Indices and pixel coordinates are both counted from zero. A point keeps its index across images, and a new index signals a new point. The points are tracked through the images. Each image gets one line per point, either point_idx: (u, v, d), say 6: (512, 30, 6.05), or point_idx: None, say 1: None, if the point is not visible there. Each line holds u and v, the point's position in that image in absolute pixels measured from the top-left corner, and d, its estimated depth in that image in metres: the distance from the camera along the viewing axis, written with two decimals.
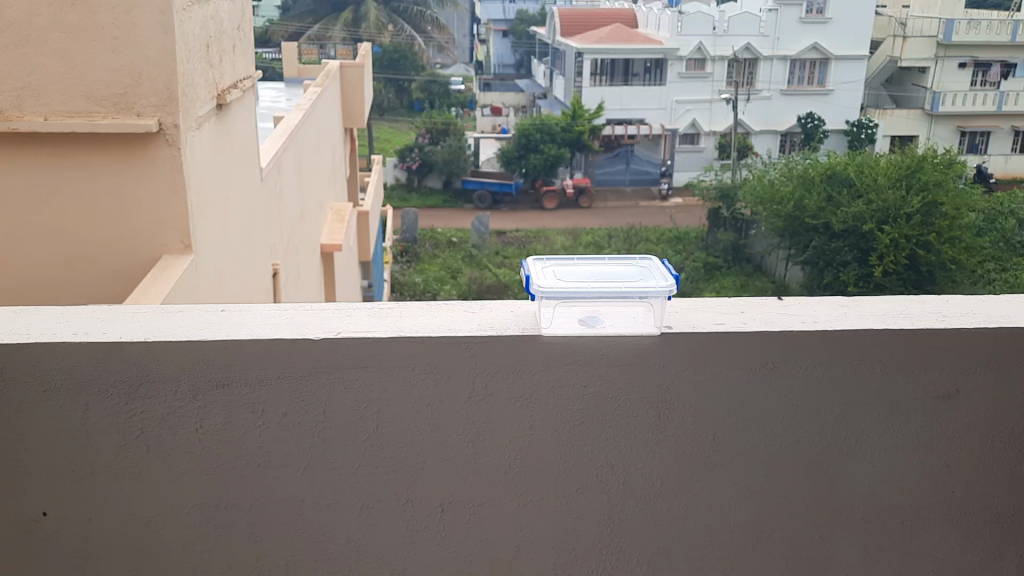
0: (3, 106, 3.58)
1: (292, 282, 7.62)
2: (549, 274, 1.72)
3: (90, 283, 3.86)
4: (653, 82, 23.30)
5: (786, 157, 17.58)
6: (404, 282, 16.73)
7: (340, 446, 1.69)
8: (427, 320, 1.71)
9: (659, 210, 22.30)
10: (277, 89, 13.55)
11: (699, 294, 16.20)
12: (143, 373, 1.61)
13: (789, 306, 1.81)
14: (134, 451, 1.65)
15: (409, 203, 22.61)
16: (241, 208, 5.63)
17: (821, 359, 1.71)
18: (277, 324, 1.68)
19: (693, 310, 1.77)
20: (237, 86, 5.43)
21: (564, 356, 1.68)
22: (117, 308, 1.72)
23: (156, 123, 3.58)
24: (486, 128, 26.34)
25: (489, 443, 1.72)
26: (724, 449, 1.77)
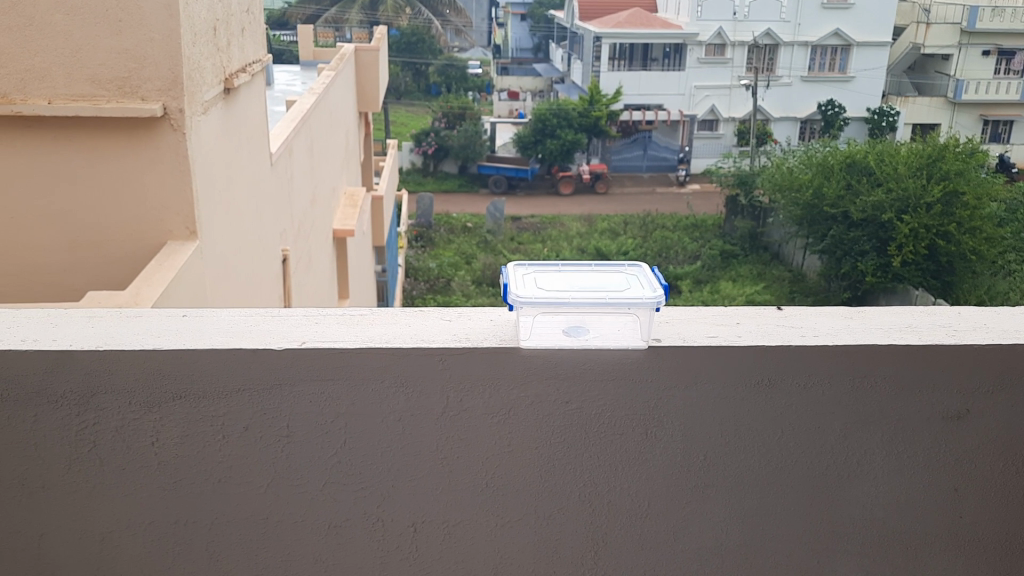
0: (5, 88, 3.45)
1: (301, 268, 7.54)
2: (527, 281, 1.60)
3: (95, 269, 3.75)
4: (672, 67, 23.02)
5: (806, 145, 17.28)
6: (419, 267, 16.64)
7: (303, 460, 1.59)
8: (400, 329, 1.60)
9: (676, 197, 22.15)
10: (291, 72, 13.48)
11: (715, 281, 15.99)
12: (95, 383, 1.51)
13: (790, 316, 1.69)
14: (86, 465, 1.56)
15: (424, 187, 22.51)
16: (248, 195, 5.54)
17: (822, 375, 1.59)
18: (238, 331, 1.58)
19: (684, 321, 1.65)
20: (245, 70, 5.32)
21: (545, 370, 1.56)
22: (77, 312, 1.63)
23: (161, 107, 3.44)
24: (503, 112, 26.24)
25: (464, 459, 1.62)
26: (717, 470, 1.65)
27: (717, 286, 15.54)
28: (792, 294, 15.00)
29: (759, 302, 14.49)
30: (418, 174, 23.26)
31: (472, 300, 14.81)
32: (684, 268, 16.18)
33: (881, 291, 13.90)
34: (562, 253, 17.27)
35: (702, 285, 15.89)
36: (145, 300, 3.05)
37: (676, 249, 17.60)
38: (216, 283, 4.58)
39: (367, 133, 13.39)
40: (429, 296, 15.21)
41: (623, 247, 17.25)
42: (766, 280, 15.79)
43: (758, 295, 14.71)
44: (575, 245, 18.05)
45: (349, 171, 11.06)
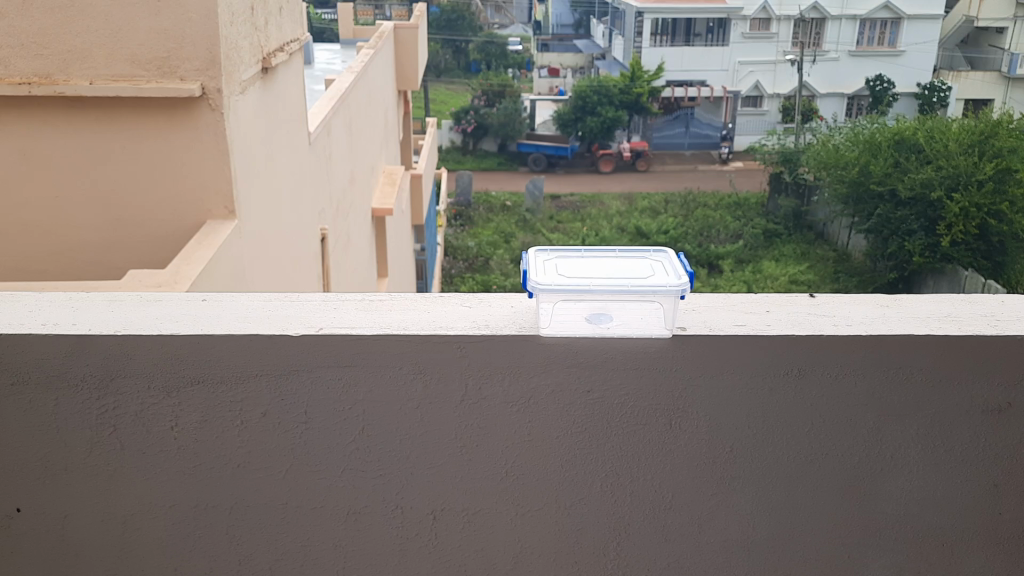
0: (49, 69, 3.48)
1: (340, 247, 7.57)
2: (548, 267, 1.56)
3: (136, 248, 3.76)
4: (715, 42, 22.60)
5: (853, 121, 16.86)
6: (458, 245, 16.66)
7: (321, 447, 1.58)
8: (420, 316, 1.57)
9: (719, 175, 21.86)
10: (332, 50, 13.51)
11: (758, 261, 15.75)
12: (114, 367, 1.51)
13: (823, 304, 1.62)
14: (107, 448, 1.56)
15: (464, 165, 22.49)
16: (288, 175, 5.56)
17: (855, 367, 1.53)
18: (256, 317, 1.56)
19: (712, 309, 1.60)
20: (283, 49, 5.33)
21: (565, 358, 1.52)
22: (102, 295, 1.63)
23: (199, 88, 3.43)
24: (543, 90, 26.07)
25: (482, 449, 1.59)
26: (743, 462, 1.60)
27: (759, 265, 15.32)
28: (836, 274, 14.71)
29: (802, 282, 14.25)
30: (458, 152, 23.24)
31: (512, 279, 14.80)
32: (726, 247, 15.94)
33: (929, 272, 13.54)
34: (602, 232, 17.16)
35: (744, 265, 15.67)
36: (184, 281, 3.06)
37: (718, 228, 17.37)
38: (254, 262, 4.61)
39: (407, 111, 13.36)
40: (468, 275, 15.23)
41: (663, 225, 17.08)
42: (809, 260, 15.51)
43: (801, 275, 14.46)
44: (615, 224, 17.92)
45: (388, 149, 11.06)
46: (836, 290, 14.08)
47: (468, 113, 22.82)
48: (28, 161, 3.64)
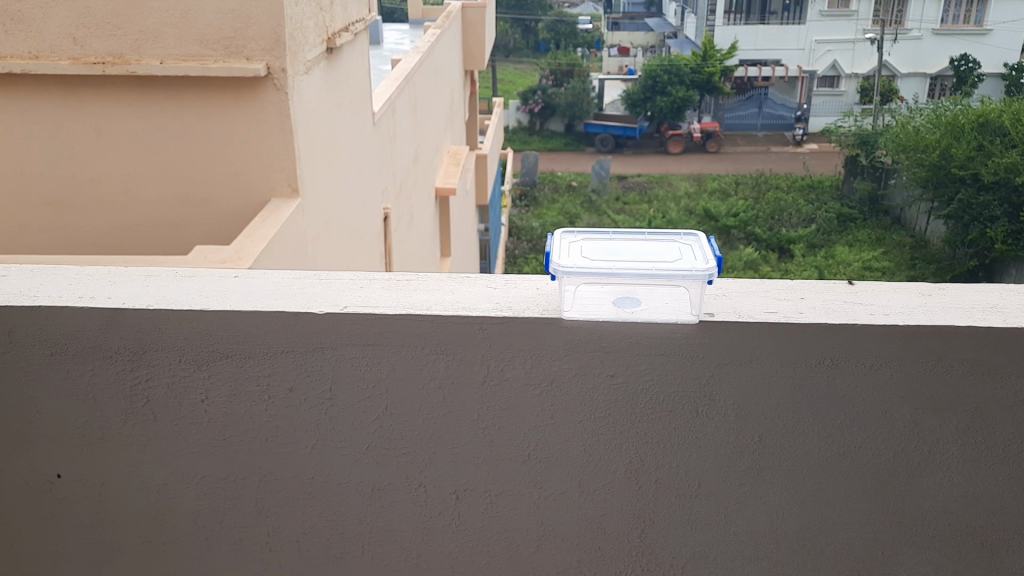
0: (121, 49, 3.53)
1: (404, 226, 7.63)
2: (572, 250, 1.53)
3: (204, 222, 3.84)
4: (792, 20, 22.00)
5: (935, 102, 16.18)
6: (523, 225, 16.68)
7: (345, 424, 1.59)
8: (446, 296, 1.57)
9: (792, 157, 21.32)
10: (400, 30, 13.60)
11: (831, 246, 15.32)
12: (147, 340, 1.55)
13: (862, 292, 1.57)
14: (140, 419, 1.61)
15: (530, 145, 22.41)
16: (352, 152, 5.63)
17: (892, 357, 1.46)
18: (284, 295, 1.58)
19: (743, 295, 1.55)
20: (348, 29, 5.36)
21: (589, 341, 1.50)
22: (142, 269, 1.67)
23: (265, 67, 3.48)
24: (612, 69, 25.69)
25: (504, 431, 1.58)
26: (772, 454, 1.56)
27: (831, 251, 14.90)
28: (913, 261, 14.12)
29: (876, 268, 13.74)
30: (524, 132, 23.19)
31: None
32: (798, 231, 15.55)
33: (1012, 262, 12.90)
34: (669, 215, 16.95)
35: (817, 250, 15.27)
36: (246, 257, 3.09)
37: (790, 212, 16.94)
38: (317, 239, 4.67)
39: (473, 91, 13.36)
40: (532, 255, 15.25)
41: (732, 208, 16.72)
42: (885, 246, 14.97)
43: (875, 261, 13.94)
44: (682, 207, 17.67)
45: (454, 129, 11.10)
46: (912, 278, 13.55)
47: (535, 93, 22.75)
48: (102, 138, 3.71)
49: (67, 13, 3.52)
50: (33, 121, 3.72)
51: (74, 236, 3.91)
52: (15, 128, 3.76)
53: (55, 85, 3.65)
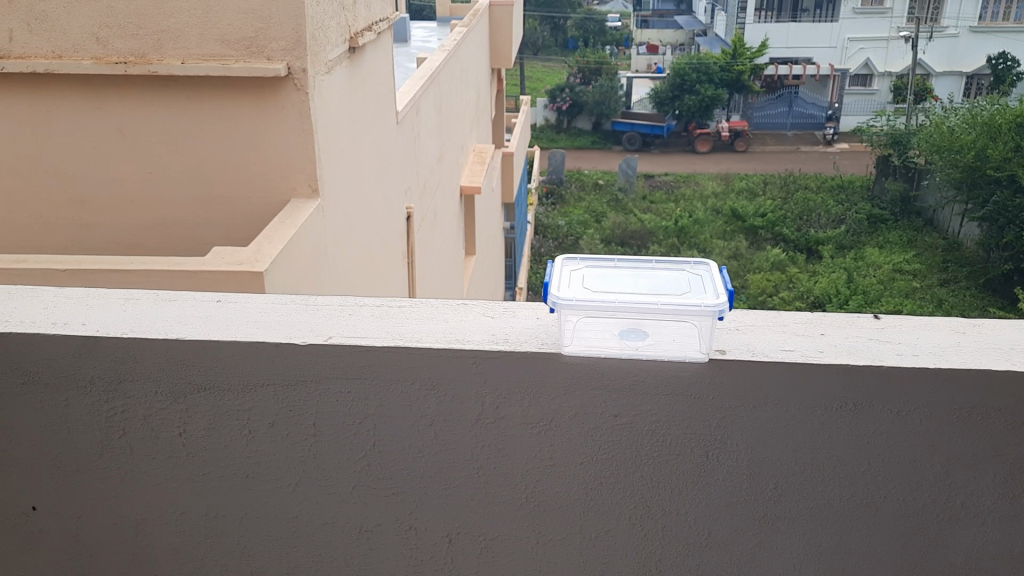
0: (143, 49, 3.47)
1: (426, 224, 7.53)
2: (573, 279, 1.42)
3: (226, 222, 3.75)
4: (824, 18, 21.69)
5: (970, 102, 15.75)
6: (549, 223, 16.50)
7: (329, 461, 1.50)
8: (439, 326, 1.48)
9: (822, 156, 20.99)
10: (427, 28, 13.53)
11: (860, 248, 14.93)
12: (124, 369, 1.47)
13: (889, 328, 1.45)
14: (117, 451, 1.53)
15: (557, 144, 22.26)
16: (375, 152, 5.56)
17: (919, 401, 1.34)
18: (264, 322, 1.49)
19: (759, 329, 1.44)
20: (371, 28, 5.27)
21: (589, 378, 1.39)
22: (129, 293, 1.59)
23: (285, 68, 3.40)
24: (642, 67, 25.19)
25: (499, 473, 1.48)
26: (786, 502, 1.43)
27: (861, 252, 14.55)
28: (945, 264, 13.63)
29: (907, 271, 13.26)
30: (551, 130, 23.05)
31: None
32: (827, 232, 15.25)
33: None
34: (695, 214, 16.73)
35: (846, 251, 14.91)
36: (262, 260, 3.00)
37: (819, 212, 16.65)
38: (338, 237, 4.58)
39: (501, 89, 13.24)
40: (557, 254, 15.16)
41: (760, 208, 16.52)
42: (915, 248, 14.55)
43: (907, 263, 13.48)
44: (709, 206, 17.43)
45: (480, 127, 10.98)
46: (944, 280, 13.02)
47: (563, 91, 22.65)
48: (125, 138, 3.64)
49: (90, 13, 3.45)
50: (59, 121, 3.66)
51: (96, 239, 3.85)
52: (40, 131, 3.69)
53: (79, 86, 3.59)
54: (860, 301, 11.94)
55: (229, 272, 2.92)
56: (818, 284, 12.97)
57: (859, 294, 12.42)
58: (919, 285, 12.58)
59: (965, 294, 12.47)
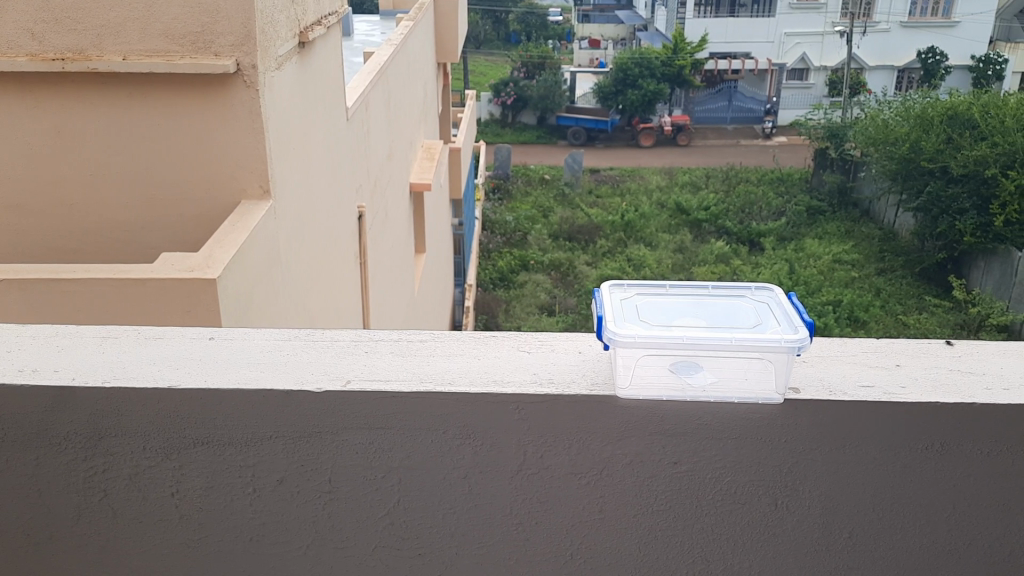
0: (81, 44, 3.19)
1: (378, 223, 7.24)
2: (628, 312, 1.29)
3: (170, 225, 3.43)
4: (762, 13, 21.90)
5: (904, 95, 15.92)
6: (496, 219, 16.25)
7: (346, 522, 1.31)
8: (472, 364, 1.31)
9: (761, 149, 21.24)
10: (370, 21, 13.22)
11: (800, 240, 15.04)
12: (105, 424, 1.26)
13: (966, 359, 1.32)
14: (96, 514, 1.32)
15: (502, 138, 22.08)
16: (326, 150, 5.29)
17: (1007, 439, 1.23)
18: (269, 363, 1.29)
19: (831, 362, 1.31)
20: (321, 23, 5.02)
21: (648, 424, 1.24)
22: (106, 330, 1.39)
23: (234, 64, 3.11)
24: (583, 61, 25.24)
25: (544, 529, 1.31)
26: (862, 551, 1.31)
27: (801, 244, 14.58)
28: (882, 254, 13.23)
29: (847, 260, 12.91)
30: (496, 125, 22.87)
31: (548, 254, 14.40)
32: (768, 224, 15.30)
33: (982, 252, 11.58)
34: (641, 208, 16.64)
35: (786, 243, 15.00)
36: (215, 264, 2.72)
37: (760, 205, 16.67)
38: (291, 242, 4.34)
39: (446, 83, 12.93)
40: (505, 249, 14.93)
41: (704, 202, 16.49)
42: (853, 238, 14.68)
43: (846, 254, 13.10)
44: (654, 200, 17.37)
45: (428, 122, 10.74)
46: (881, 270, 12.60)
47: (507, 85, 22.48)
48: (62, 139, 3.33)
49: (26, 7, 3.18)
50: None
51: (30, 247, 3.51)
52: None
53: (13, 83, 3.29)
54: (801, 291, 11.70)
55: (179, 280, 2.65)
56: (760, 275, 12.67)
57: (800, 285, 12.09)
58: (857, 274, 12.22)
59: (903, 283, 11.99)
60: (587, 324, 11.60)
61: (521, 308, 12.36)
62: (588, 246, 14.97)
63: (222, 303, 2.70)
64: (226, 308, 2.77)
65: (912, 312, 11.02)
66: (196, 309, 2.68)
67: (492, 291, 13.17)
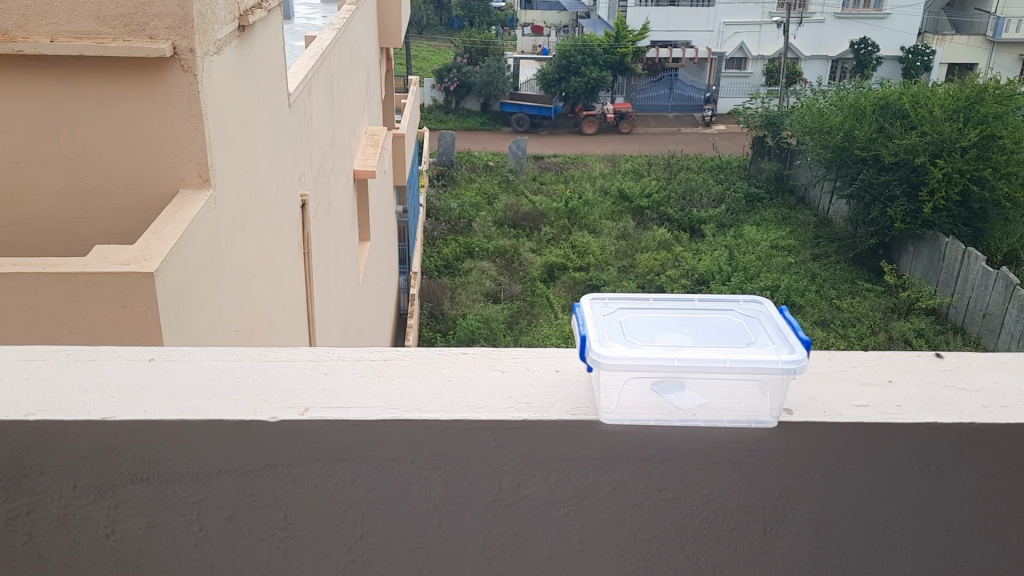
0: (4, 26, 2.62)
1: (321, 213, 6.87)
2: (611, 328, 1.21)
3: (102, 223, 2.83)
4: (701, 2, 22.19)
5: (837, 85, 16.16)
6: (439, 207, 16.06)
7: (304, 560, 1.20)
8: (437, 386, 1.21)
9: (702, 137, 21.45)
10: (311, 4, 12.70)
11: (740, 226, 15.17)
12: (28, 461, 1.13)
13: (957, 371, 1.27)
14: (19, 558, 1.19)
15: (445, 125, 21.83)
16: (269, 139, 4.97)
17: (999, 459, 1.19)
18: (218, 390, 1.17)
19: (822, 379, 1.24)
20: (261, 6, 4.71)
21: (632, 450, 1.16)
22: (30, 357, 1.24)
23: (169, 48, 2.56)
24: (526, 48, 24.89)
25: (519, 563, 1.22)
26: (853, 573, 1.25)
27: (741, 230, 14.70)
28: (818, 240, 13.45)
29: (784, 246, 13.13)
30: (439, 111, 22.54)
31: (492, 241, 14.26)
32: (709, 211, 15.37)
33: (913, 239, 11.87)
34: (585, 195, 16.62)
35: (726, 229, 15.11)
36: (153, 257, 2.28)
37: (700, 191, 16.78)
38: (229, 237, 3.99)
39: (389, 69, 12.54)
40: (449, 237, 14.73)
41: (646, 189, 16.54)
42: (791, 225, 14.88)
43: (784, 240, 13.27)
44: (598, 187, 17.34)
45: (370, 108, 10.39)
46: (817, 255, 12.73)
47: (450, 71, 22.17)
48: None
49: None
50: None
51: None
52: None
53: None
54: (742, 277, 11.71)
55: (112, 272, 2.21)
56: (702, 262, 12.58)
57: (740, 271, 12.12)
58: (794, 261, 12.40)
59: (837, 268, 12.19)
60: (532, 311, 11.54)
61: (466, 296, 12.20)
62: (533, 233, 14.91)
63: (163, 301, 2.28)
64: (166, 313, 2.33)
65: (845, 296, 11.17)
66: (132, 304, 2.24)
67: (436, 279, 13.01)
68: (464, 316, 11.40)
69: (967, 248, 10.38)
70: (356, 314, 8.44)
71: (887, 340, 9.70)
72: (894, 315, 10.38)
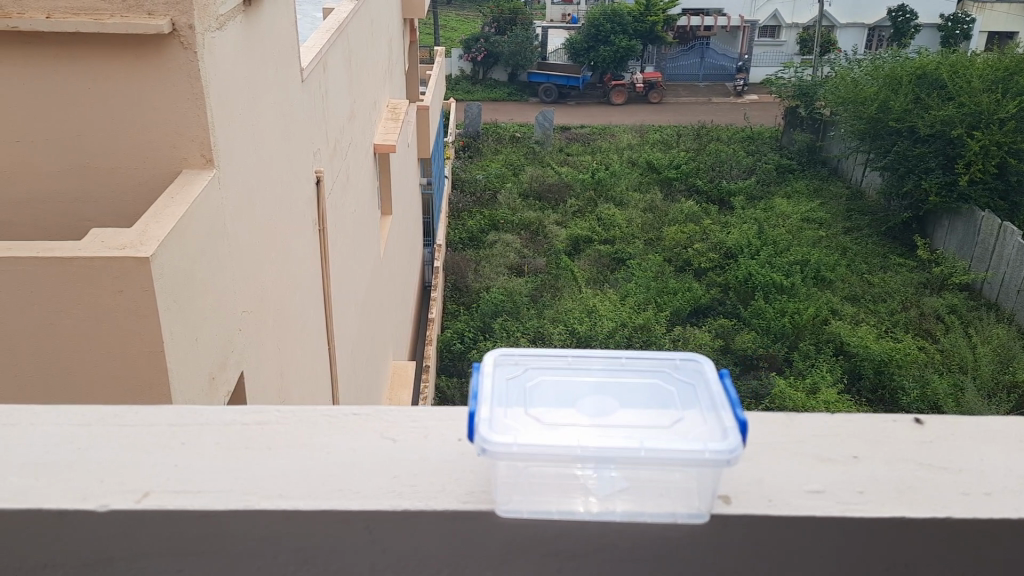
0: None
1: (338, 188, 6.43)
2: (517, 395, 1.05)
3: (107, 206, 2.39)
4: None
5: (873, 52, 15.64)
6: (466, 179, 15.87)
7: None
8: (307, 460, 1.02)
9: (733, 107, 20.89)
10: None
11: (769, 198, 14.74)
12: None
13: (938, 443, 1.07)
14: None
15: (473, 95, 21.44)
16: (280, 117, 4.45)
17: (981, 558, 0.98)
18: (52, 468, 0.99)
19: (774, 458, 1.03)
20: None
21: (532, 547, 0.97)
22: None
23: (168, 24, 2.15)
24: (556, 17, 24.22)
25: None
26: None
27: (771, 202, 14.25)
28: (849, 214, 12.95)
29: (815, 219, 12.71)
30: (467, 82, 22.17)
31: (518, 214, 13.98)
32: (738, 183, 14.99)
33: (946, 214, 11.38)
34: (612, 167, 16.22)
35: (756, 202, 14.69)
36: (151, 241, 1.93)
37: (730, 162, 16.36)
38: (236, 212, 3.56)
39: (413, 38, 12.17)
40: (475, 209, 14.49)
41: (675, 159, 16.11)
42: (822, 197, 14.43)
43: (814, 213, 12.82)
44: (625, 158, 16.94)
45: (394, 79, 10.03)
46: (848, 229, 12.26)
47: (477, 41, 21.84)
48: None
49: None
50: None
51: None
52: None
53: None
54: (771, 252, 11.23)
55: (102, 255, 1.87)
56: (731, 235, 12.15)
57: (769, 245, 11.73)
58: (825, 234, 11.95)
59: (868, 244, 11.69)
60: (556, 285, 11.21)
61: (490, 269, 11.92)
62: (559, 206, 14.61)
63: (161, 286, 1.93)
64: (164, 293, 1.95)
65: (876, 271, 10.79)
66: (128, 292, 1.89)
67: (462, 252, 12.82)
68: (488, 290, 11.18)
69: (1004, 223, 9.92)
70: (378, 289, 8.14)
71: (918, 315, 9.34)
72: (925, 291, 10.01)
